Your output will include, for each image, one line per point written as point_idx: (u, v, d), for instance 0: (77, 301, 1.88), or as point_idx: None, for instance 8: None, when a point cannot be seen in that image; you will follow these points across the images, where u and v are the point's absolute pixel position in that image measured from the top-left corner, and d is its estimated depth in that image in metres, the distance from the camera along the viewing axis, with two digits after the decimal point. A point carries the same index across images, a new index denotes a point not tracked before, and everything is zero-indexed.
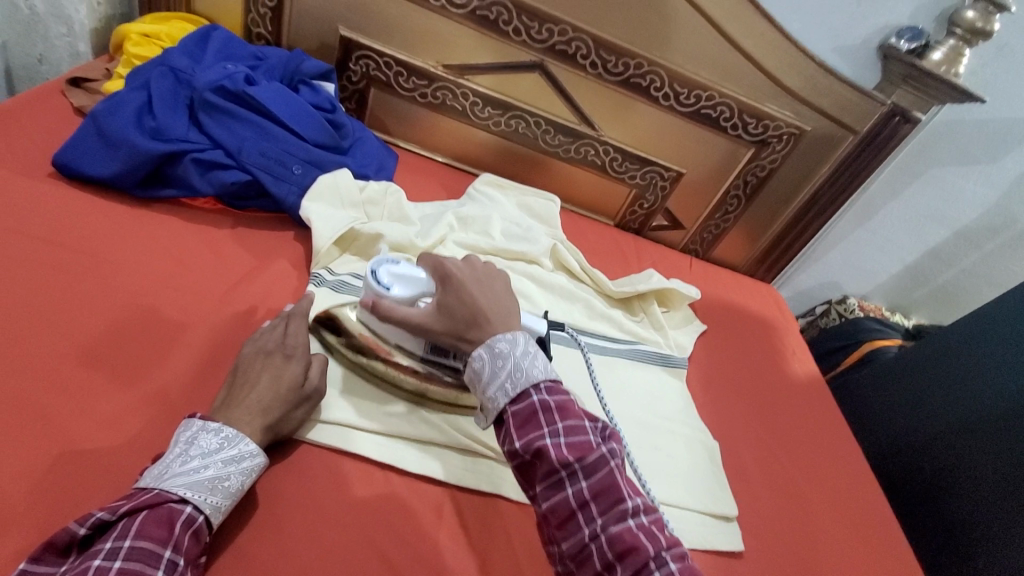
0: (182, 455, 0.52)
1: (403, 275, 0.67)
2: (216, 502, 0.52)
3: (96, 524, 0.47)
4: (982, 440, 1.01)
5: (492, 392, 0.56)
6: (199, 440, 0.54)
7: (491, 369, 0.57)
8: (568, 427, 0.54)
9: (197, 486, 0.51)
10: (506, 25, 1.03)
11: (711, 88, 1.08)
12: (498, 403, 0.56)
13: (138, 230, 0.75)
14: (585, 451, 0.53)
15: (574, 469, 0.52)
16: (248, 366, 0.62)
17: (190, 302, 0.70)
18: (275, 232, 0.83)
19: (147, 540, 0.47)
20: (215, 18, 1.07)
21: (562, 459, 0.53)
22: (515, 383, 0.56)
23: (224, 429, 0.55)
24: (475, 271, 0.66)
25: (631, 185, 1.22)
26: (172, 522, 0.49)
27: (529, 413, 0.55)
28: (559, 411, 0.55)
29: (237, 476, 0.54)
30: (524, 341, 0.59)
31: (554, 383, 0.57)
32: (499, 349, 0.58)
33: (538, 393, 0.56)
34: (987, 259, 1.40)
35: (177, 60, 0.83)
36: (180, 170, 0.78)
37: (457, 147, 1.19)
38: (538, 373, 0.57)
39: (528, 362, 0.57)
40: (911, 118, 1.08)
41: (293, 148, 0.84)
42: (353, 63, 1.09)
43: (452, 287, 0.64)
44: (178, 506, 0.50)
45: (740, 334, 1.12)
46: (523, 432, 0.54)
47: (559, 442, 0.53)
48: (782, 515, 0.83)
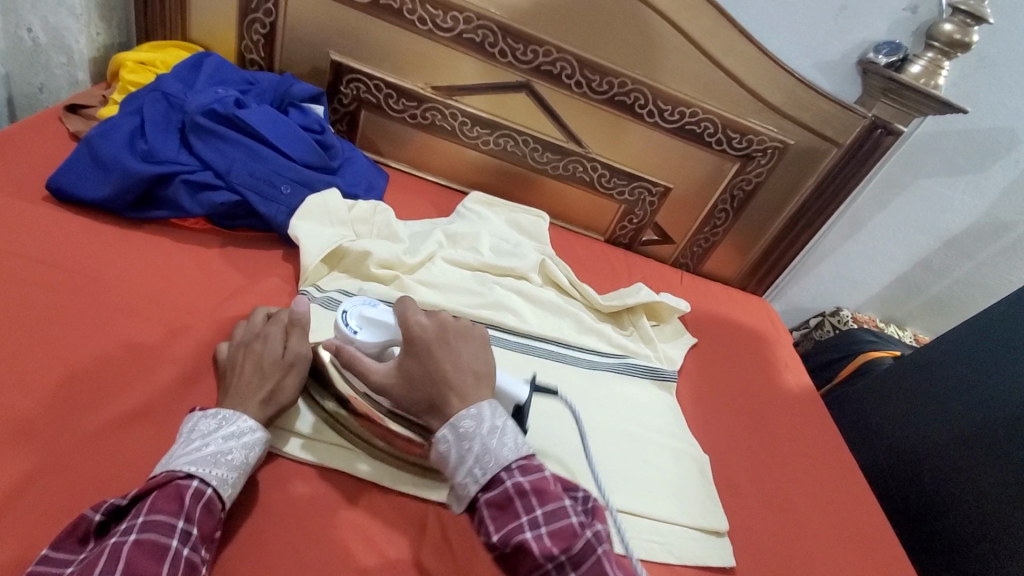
0: (184, 442, 0.56)
1: (372, 320, 0.69)
2: (222, 474, 0.54)
3: (111, 509, 0.50)
4: (980, 453, 1.00)
5: (462, 478, 0.56)
6: (199, 425, 0.57)
7: (457, 452, 0.56)
8: (549, 513, 0.54)
9: (199, 461, 0.54)
10: (493, 47, 1.06)
11: (694, 104, 1.10)
12: (470, 490, 0.56)
13: (131, 248, 0.76)
14: (569, 539, 0.53)
15: (561, 562, 0.52)
16: (239, 366, 0.63)
17: (180, 318, 0.71)
18: (265, 250, 0.85)
19: (160, 512, 0.50)
20: (211, 46, 1.11)
21: (546, 553, 0.52)
22: (484, 469, 0.55)
23: (220, 412, 0.58)
24: (444, 332, 0.62)
25: (620, 201, 1.24)
26: (181, 495, 0.51)
27: (505, 500, 0.54)
28: (536, 495, 0.55)
29: (240, 450, 0.56)
30: (490, 413, 0.58)
31: (525, 461, 0.57)
32: (464, 429, 0.56)
33: (511, 477, 0.55)
34: (981, 269, 1.40)
35: (170, 86, 0.86)
36: (171, 192, 0.80)
37: (447, 166, 1.20)
38: (508, 454, 0.56)
39: (495, 441, 0.56)
40: (893, 130, 1.10)
41: (282, 169, 0.86)
42: (344, 86, 1.11)
43: (414, 351, 0.61)
44: (185, 481, 0.52)
45: (731, 347, 1.12)
46: (500, 524, 0.54)
47: (542, 533, 0.53)
48: (774, 529, 0.82)
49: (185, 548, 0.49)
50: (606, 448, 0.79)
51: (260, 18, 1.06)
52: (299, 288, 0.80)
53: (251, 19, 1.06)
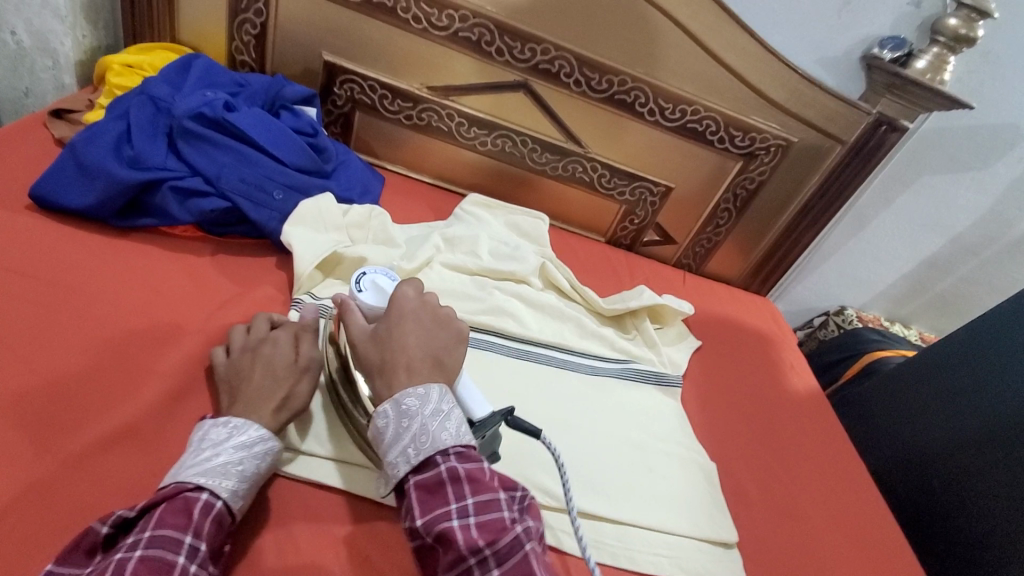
0: (194, 451, 0.54)
1: (381, 286, 0.71)
2: (232, 486, 0.52)
3: (117, 521, 0.48)
4: (991, 456, 0.97)
5: (393, 456, 0.54)
6: (209, 433, 0.54)
7: (395, 430, 0.55)
8: (480, 504, 0.51)
9: (210, 472, 0.52)
10: (489, 46, 1.04)
11: (696, 102, 1.08)
12: (399, 471, 0.53)
13: (117, 259, 0.74)
14: (497, 533, 0.50)
15: (484, 556, 0.48)
16: (247, 373, 0.61)
17: (170, 330, 0.68)
18: (256, 258, 0.83)
19: (167, 527, 0.47)
20: (201, 48, 1.08)
21: (470, 544, 0.49)
22: (418, 449, 0.53)
23: (232, 420, 0.56)
24: (423, 310, 0.63)
25: (621, 201, 1.21)
26: (190, 509, 0.49)
27: (436, 484, 0.52)
28: (469, 483, 0.52)
29: (251, 460, 0.54)
30: (437, 397, 0.56)
31: (465, 449, 0.54)
32: (406, 407, 0.55)
33: (445, 461, 0.53)
34: (985, 266, 1.39)
35: (157, 89, 0.83)
36: (159, 199, 0.77)
37: (444, 168, 1.18)
38: (446, 439, 0.54)
39: (437, 425, 0.54)
40: (898, 127, 1.08)
41: (273, 173, 0.83)
42: (337, 87, 1.09)
43: (390, 317, 0.62)
44: (194, 494, 0.50)
45: (735, 349, 1.10)
46: (427, 510, 0.51)
47: (469, 524, 0.50)
48: (784, 538, 0.80)
49: (193, 565, 0.47)
50: (611, 457, 0.77)
51: (251, 19, 1.03)
52: (293, 297, 0.78)
53: (241, 20, 1.03)
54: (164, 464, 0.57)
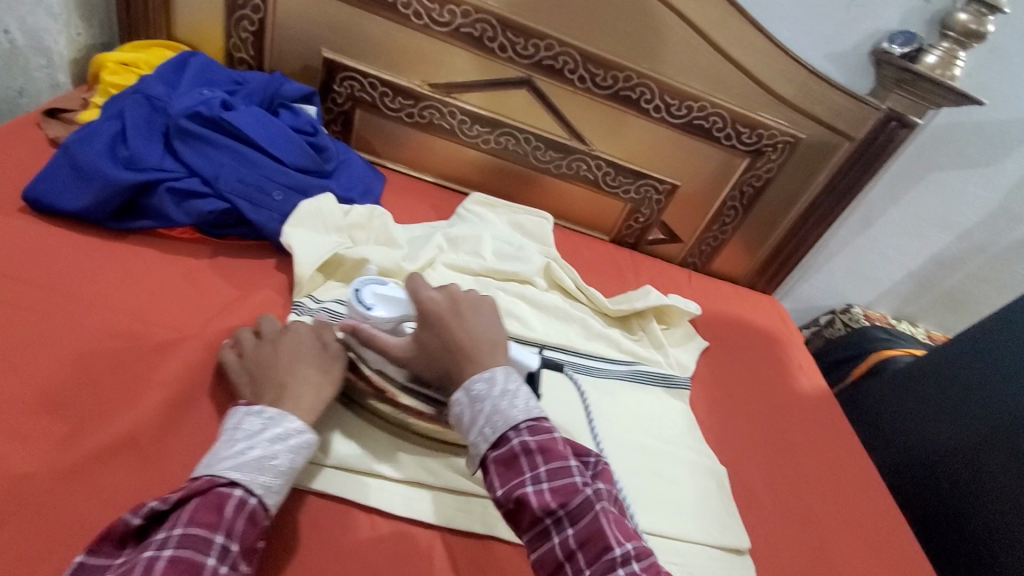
0: (228, 441, 0.53)
1: (387, 295, 0.69)
2: (266, 482, 0.51)
3: (149, 514, 0.48)
4: (1003, 453, 0.96)
5: (473, 437, 0.54)
6: (243, 424, 0.54)
7: (470, 414, 0.55)
8: (552, 471, 0.51)
9: (243, 467, 0.50)
10: (491, 42, 1.02)
11: (703, 98, 1.06)
12: (479, 449, 0.53)
13: (113, 263, 0.72)
14: (570, 495, 0.50)
15: (559, 516, 0.50)
16: (275, 362, 0.61)
17: (168, 336, 0.66)
18: (255, 260, 0.81)
19: (197, 526, 0.46)
20: (197, 45, 1.06)
21: (545, 507, 0.50)
22: (494, 428, 0.53)
23: (265, 410, 0.55)
24: (456, 306, 0.61)
25: (626, 200, 1.20)
26: (221, 506, 0.48)
27: (510, 457, 0.52)
28: (541, 453, 0.52)
29: (285, 454, 0.53)
30: (503, 377, 0.56)
31: (536, 422, 0.54)
32: (476, 392, 0.55)
33: (517, 435, 0.53)
34: (993, 263, 1.37)
35: (151, 87, 0.81)
36: (155, 201, 0.76)
37: (446, 166, 1.16)
38: (517, 414, 0.54)
39: (506, 402, 0.54)
40: (907, 123, 1.07)
41: (272, 173, 0.81)
42: (337, 85, 1.07)
43: (430, 324, 0.61)
44: (227, 489, 0.49)
45: (743, 350, 1.08)
46: (504, 479, 0.52)
47: (542, 489, 0.51)
48: (796, 544, 0.78)
49: (223, 566, 0.46)
50: (620, 463, 0.76)
51: (248, 15, 1.01)
52: (293, 300, 0.76)
53: (238, 16, 1.01)
54: (158, 477, 0.55)
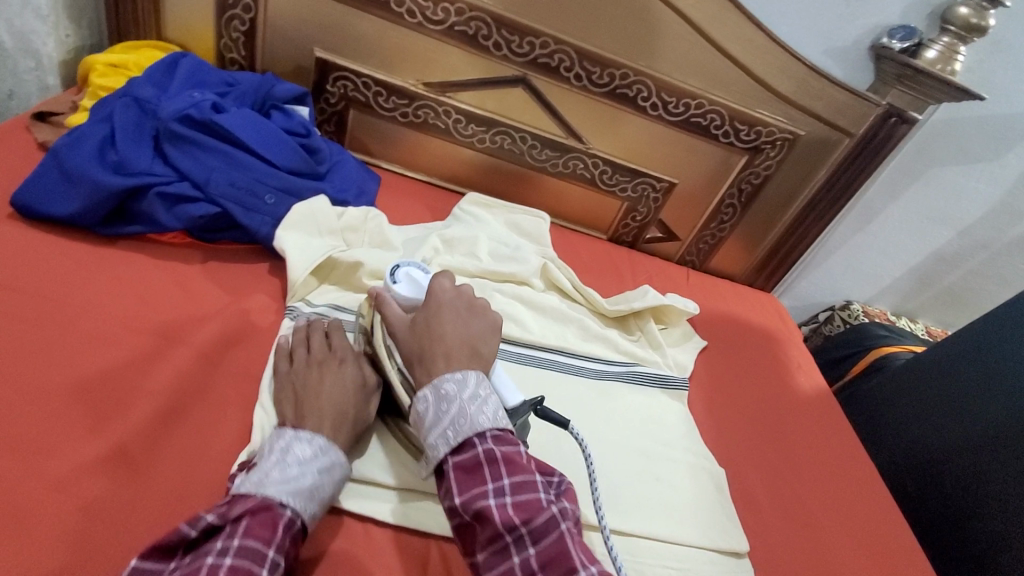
0: (280, 463, 0.54)
1: (416, 278, 0.70)
2: (311, 510, 0.53)
3: (206, 527, 0.49)
4: (1006, 455, 0.95)
5: (434, 439, 0.53)
6: (294, 448, 0.55)
7: (435, 414, 0.54)
8: (516, 484, 0.51)
9: (297, 492, 0.52)
10: (486, 40, 1.00)
11: (700, 95, 1.05)
12: (438, 453, 0.53)
13: (105, 268, 0.71)
14: (533, 512, 0.49)
15: (520, 533, 0.48)
16: (314, 388, 0.61)
17: (161, 344, 0.66)
18: (248, 265, 0.80)
19: (253, 539, 0.48)
20: (188, 45, 1.04)
21: (506, 522, 0.49)
22: (457, 431, 0.53)
23: (315, 438, 0.56)
24: (461, 301, 0.64)
25: (623, 198, 1.19)
26: (275, 523, 0.50)
27: (473, 465, 0.52)
28: (505, 465, 0.51)
29: (329, 484, 0.55)
30: (475, 382, 0.56)
31: (502, 433, 0.54)
32: (445, 391, 0.55)
33: (483, 443, 0.52)
34: (993, 259, 1.37)
35: (141, 90, 0.80)
36: (146, 206, 0.75)
37: (441, 166, 1.15)
38: (483, 421, 0.53)
39: (474, 408, 0.54)
40: (907, 119, 1.05)
41: (265, 176, 0.81)
42: (330, 84, 1.05)
43: (427, 307, 0.63)
44: (280, 508, 0.51)
45: (742, 349, 1.07)
46: (465, 488, 0.51)
47: (505, 503, 0.50)
48: (796, 545, 0.78)
49: None
50: (617, 467, 0.75)
51: (239, 15, 1.00)
52: (287, 304, 0.75)
53: (229, 16, 1.00)
54: (149, 489, 0.55)
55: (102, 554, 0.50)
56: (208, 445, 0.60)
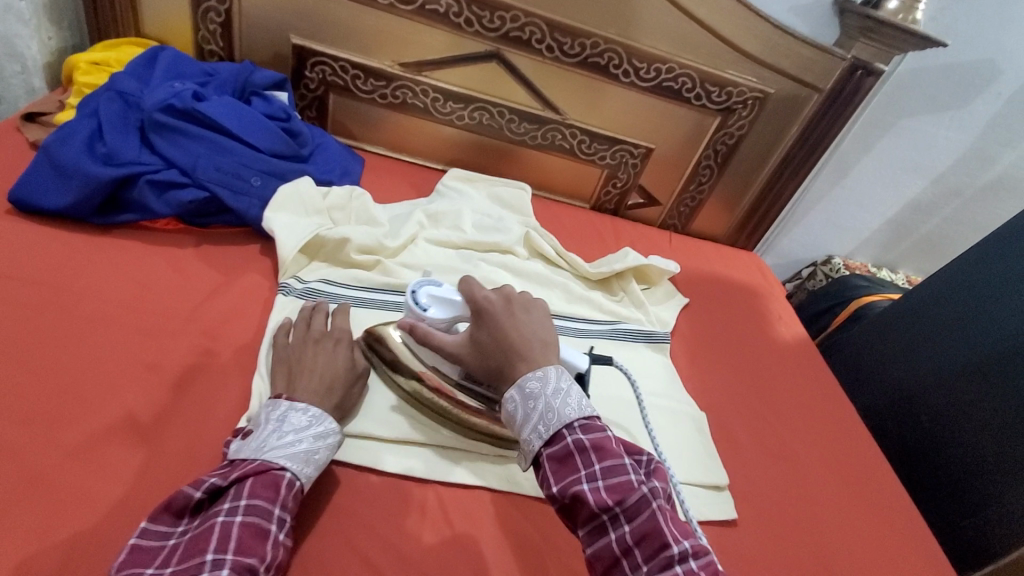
0: (277, 431, 0.58)
1: (442, 298, 0.70)
2: (309, 474, 0.58)
3: (211, 489, 0.54)
4: (980, 387, 0.99)
5: (527, 434, 0.56)
6: (289, 418, 0.59)
7: (523, 412, 0.57)
8: (606, 469, 0.53)
9: (294, 457, 0.57)
10: (458, 17, 1.03)
11: (671, 60, 1.07)
12: (533, 446, 0.56)
13: (102, 256, 0.75)
14: (626, 493, 0.52)
15: (615, 513, 0.52)
16: (308, 365, 0.65)
17: (161, 323, 0.69)
18: (239, 247, 0.83)
19: (259, 498, 0.53)
20: (167, 40, 1.07)
21: (601, 505, 0.52)
22: (548, 425, 0.55)
23: (309, 408, 0.61)
24: (510, 305, 0.64)
25: (602, 166, 1.22)
26: (277, 484, 0.55)
27: (565, 454, 0.54)
28: (596, 451, 0.54)
29: (325, 450, 0.60)
30: (556, 375, 0.58)
31: (589, 420, 0.56)
32: (530, 390, 0.57)
33: (572, 433, 0.55)
34: (968, 205, 1.40)
35: (124, 83, 0.83)
36: (136, 194, 0.78)
37: (423, 145, 1.18)
38: (570, 413, 0.56)
39: (560, 401, 0.56)
40: (873, 71, 1.08)
41: (248, 160, 0.84)
42: (308, 70, 1.08)
43: (484, 323, 0.63)
44: (280, 472, 0.56)
45: (723, 304, 1.11)
46: (560, 476, 0.54)
47: (598, 486, 0.53)
48: (774, 479, 0.82)
49: (281, 533, 0.53)
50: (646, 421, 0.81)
51: (214, 7, 1.02)
52: (279, 281, 0.79)
53: (204, 8, 1.02)
54: (159, 452, 0.59)
55: (119, 509, 0.54)
56: (213, 411, 0.64)
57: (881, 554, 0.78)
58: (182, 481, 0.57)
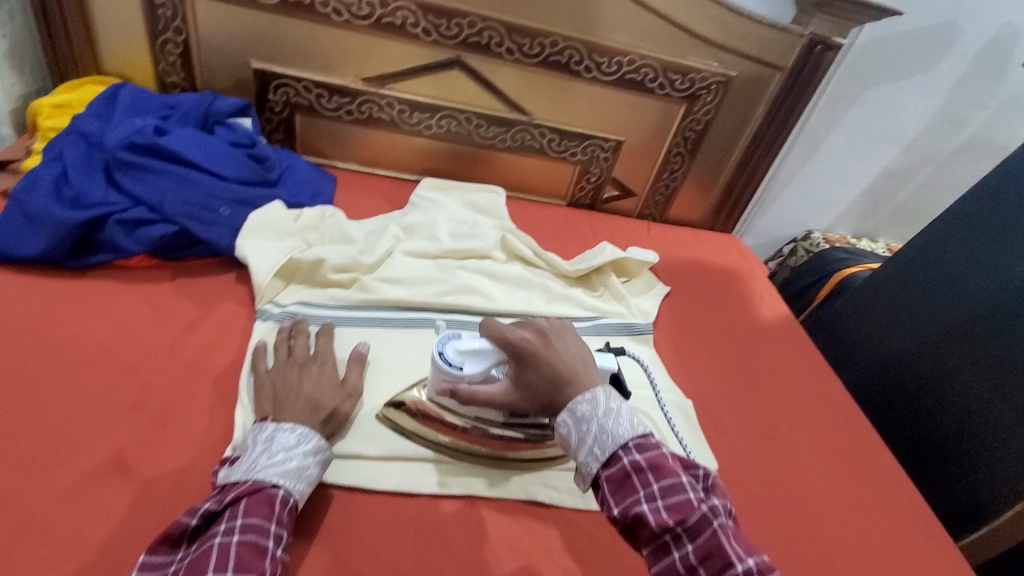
0: (266, 451, 0.58)
1: (471, 349, 0.67)
2: (301, 489, 0.58)
3: (206, 514, 0.54)
4: (962, 350, 1.01)
5: (584, 457, 0.56)
6: (277, 437, 0.59)
7: (577, 435, 0.57)
8: (665, 488, 0.52)
9: (286, 475, 0.57)
10: (415, 28, 1.03)
11: (631, 52, 1.08)
12: (590, 468, 0.55)
13: (77, 299, 0.75)
14: (687, 511, 0.51)
15: (677, 533, 0.51)
16: (293, 387, 0.66)
17: (141, 361, 0.70)
18: (215, 276, 0.83)
19: (255, 516, 0.53)
20: (128, 75, 1.06)
21: (663, 525, 0.51)
22: (603, 447, 0.55)
23: (296, 426, 0.61)
24: (546, 338, 0.64)
25: (574, 162, 1.22)
26: (272, 502, 0.55)
27: (622, 475, 0.54)
28: (653, 470, 0.53)
29: (316, 466, 0.60)
30: (605, 397, 0.58)
31: (643, 439, 0.56)
32: (581, 413, 0.58)
33: (628, 454, 0.54)
34: (941, 169, 1.42)
35: (86, 124, 0.84)
36: (107, 235, 0.78)
37: (395, 158, 1.18)
38: (624, 433, 0.56)
39: (612, 422, 0.56)
40: (832, 45, 1.09)
41: (217, 191, 0.84)
42: (272, 93, 1.08)
43: (527, 362, 0.62)
44: (273, 490, 0.56)
45: (703, 290, 1.12)
46: (619, 497, 0.53)
47: (658, 506, 0.52)
48: (763, 459, 0.83)
49: (279, 549, 0.54)
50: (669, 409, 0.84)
51: (171, 38, 1.02)
52: (256, 308, 0.79)
53: (162, 40, 1.02)
54: (144, 489, 0.59)
55: (108, 551, 0.54)
56: (197, 444, 0.64)
57: (873, 524, 0.79)
58: (170, 516, 0.58)
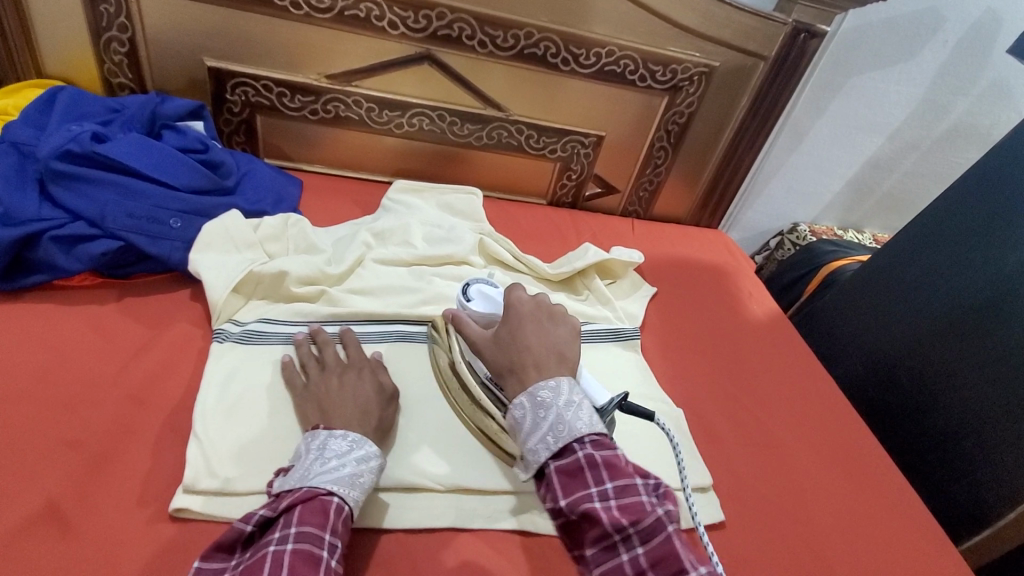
0: (319, 459, 0.55)
1: (486, 293, 0.75)
2: (356, 497, 0.55)
3: (261, 521, 0.51)
4: (956, 344, 0.99)
5: (533, 444, 0.54)
6: (330, 444, 0.56)
7: (532, 420, 0.55)
8: (618, 488, 0.51)
9: (339, 481, 0.54)
10: (380, 21, 0.97)
11: (609, 43, 1.03)
12: (539, 457, 0.53)
13: (10, 326, 0.68)
14: (641, 513, 0.50)
15: (629, 534, 0.49)
16: (325, 391, 0.63)
17: (83, 393, 0.63)
18: (167, 295, 0.77)
19: (309, 524, 0.50)
20: (70, 78, 0.99)
21: (615, 524, 0.49)
22: (557, 437, 0.53)
23: (349, 432, 0.58)
24: (540, 310, 0.63)
25: (554, 159, 1.18)
26: (326, 510, 0.51)
27: (575, 468, 0.52)
28: (607, 468, 0.51)
29: (370, 473, 0.57)
30: (569, 387, 0.55)
31: (600, 437, 0.54)
32: (541, 398, 0.55)
33: (583, 448, 0.53)
34: (927, 157, 1.40)
35: (17, 132, 0.76)
36: (42, 253, 0.71)
37: (364, 159, 1.12)
38: (581, 426, 0.53)
39: (571, 413, 0.54)
40: (816, 32, 1.06)
41: (163, 201, 0.78)
42: (230, 93, 1.01)
43: (508, 322, 0.61)
44: (328, 497, 0.53)
45: (693, 289, 1.08)
46: (569, 491, 0.52)
47: (610, 505, 0.51)
48: (760, 468, 0.80)
49: (333, 560, 0.50)
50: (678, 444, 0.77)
51: (116, 36, 0.94)
52: (214, 328, 0.73)
53: (106, 39, 0.95)
54: (83, 541, 0.53)
55: None
56: (145, 486, 0.58)
57: (877, 533, 0.76)
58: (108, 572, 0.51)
